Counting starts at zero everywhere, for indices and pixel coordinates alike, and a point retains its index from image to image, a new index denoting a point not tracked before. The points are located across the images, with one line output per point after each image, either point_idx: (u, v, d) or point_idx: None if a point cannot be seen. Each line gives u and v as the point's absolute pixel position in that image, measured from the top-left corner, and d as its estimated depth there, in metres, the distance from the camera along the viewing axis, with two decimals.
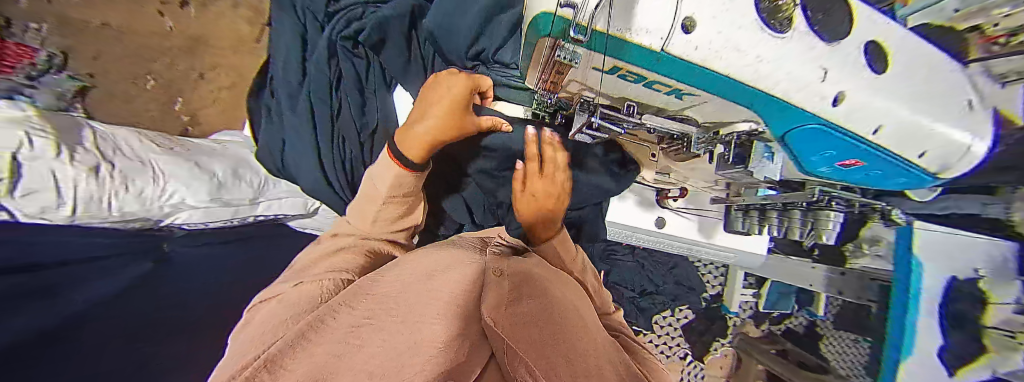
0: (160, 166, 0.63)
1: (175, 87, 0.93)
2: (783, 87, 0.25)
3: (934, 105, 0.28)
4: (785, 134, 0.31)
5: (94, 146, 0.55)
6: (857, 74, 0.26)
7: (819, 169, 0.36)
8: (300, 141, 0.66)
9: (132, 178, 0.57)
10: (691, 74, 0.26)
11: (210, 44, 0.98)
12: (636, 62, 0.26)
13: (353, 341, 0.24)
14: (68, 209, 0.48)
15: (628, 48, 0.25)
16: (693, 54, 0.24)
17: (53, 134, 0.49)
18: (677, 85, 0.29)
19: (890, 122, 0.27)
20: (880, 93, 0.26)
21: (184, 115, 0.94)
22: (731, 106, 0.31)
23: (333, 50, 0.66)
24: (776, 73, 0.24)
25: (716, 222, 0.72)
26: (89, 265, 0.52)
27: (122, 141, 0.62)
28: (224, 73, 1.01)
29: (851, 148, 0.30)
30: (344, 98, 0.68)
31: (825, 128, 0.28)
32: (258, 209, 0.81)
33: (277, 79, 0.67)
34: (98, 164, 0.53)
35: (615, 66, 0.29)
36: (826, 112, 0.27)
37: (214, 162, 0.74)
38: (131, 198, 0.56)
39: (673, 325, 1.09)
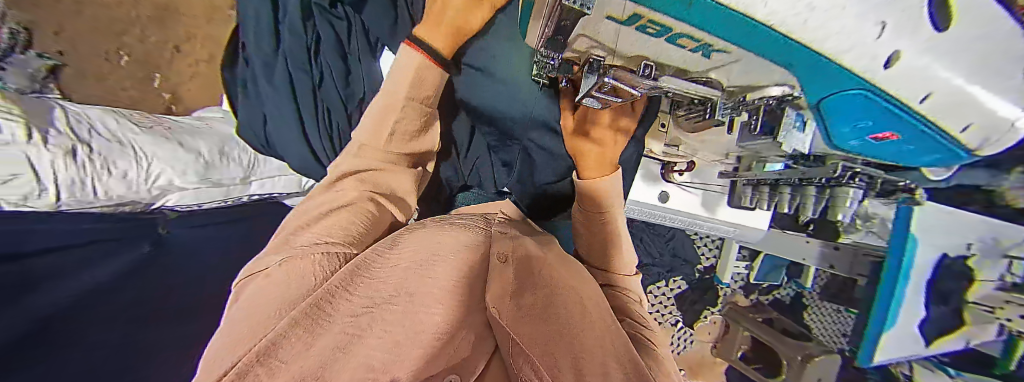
0: (141, 147, 0.61)
1: (152, 61, 0.88)
2: (841, 48, 0.19)
3: (1000, 69, 0.23)
4: (821, 101, 0.26)
5: (68, 127, 0.52)
6: (936, 27, 0.19)
7: (846, 142, 0.33)
8: (282, 117, 0.64)
9: (112, 160, 0.56)
10: (726, 25, 0.18)
11: (182, 12, 0.90)
12: (666, 10, 0.18)
13: (352, 330, 0.23)
14: (54, 193, 0.48)
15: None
16: (742, 2, 0.15)
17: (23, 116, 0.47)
18: (707, 39, 0.21)
19: (942, 88, 0.24)
20: (944, 54, 0.21)
21: (165, 92, 0.90)
22: (768, 67, 0.24)
23: (309, 9, 0.60)
24: (835, 28, 0.18)
25: (721, 196, 0.71)
26: (71, 258, 0.52)
27: (96, 119, 0.59)
28: (201, 45, 0.94)
29: (888, 119, 0.27)
30: (325, 65, 0.63)
31: (866, 94, 0.24)
32: (251, 188, 0.80)
33: (250, 46, 0.61)
34: (75, 147, 0.51)
35: (636, 15, 0.20)
36: (874, 78, 0.22)
37: (199, 141, 0.70)
38: (116, 180, 0.56)
39: (667, 295, 1.12)
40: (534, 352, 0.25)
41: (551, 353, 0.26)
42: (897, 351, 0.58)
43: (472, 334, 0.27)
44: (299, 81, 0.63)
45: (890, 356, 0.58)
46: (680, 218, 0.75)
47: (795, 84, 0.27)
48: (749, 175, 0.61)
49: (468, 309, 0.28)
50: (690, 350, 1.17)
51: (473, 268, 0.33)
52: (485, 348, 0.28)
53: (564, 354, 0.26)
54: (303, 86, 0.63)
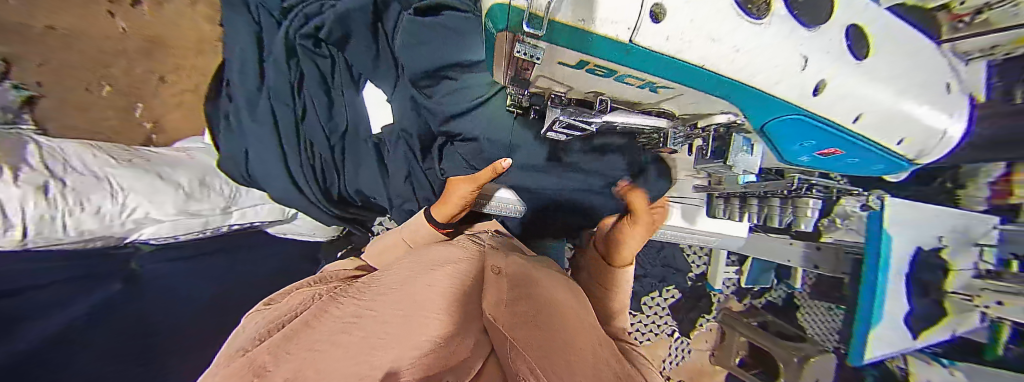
0: (118, 181, 0.59)
1: (134, 92, 0.88)
2: (771, 80, 0.22)
3: (907, 88, 0.27)
4: (762, 129, 0.28)
5: (42, 163, 0.51)
6: (835, 59, 0.23)
7: (797, 159, 0.34)
8: (259, 149, 0.62)
9: (87, 195, 0.54)
10: (663, 66, 0.20)
11: (169, 44, 0.92)
12: (606, 57, 0.20)
13: (356, 332, 0.25)
14: (18, 232, 0.45)
15: (592, 46, 0.18)
16: (666, 46, 0.18)
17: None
18: (651, 79, 0.23)
19: (865, 109, 0.26)
20: (860, 79, 0.25)
21: (147, 122, 0.90)
22: (708, 99, 0.26)
23: (293, 48, 0.62)
24: (758, 65, 0.20)
25: (699, 208, 0.73)
26: (39, 295, 0.49)
27: (74, 155, 0.58)
28: (187, 75, 0.97)
29: (830, 137, 0.28)
30: (308, 98, 0.64)
31: (805, 118, 0.26)
32: (232, 218, 0.78)
33: (233, 81, 0.61)
34: (47, 182, 0.49)
35: (583, 61, 0.22)
36: (807, 103, 0.24)
37: (179, 172, 0.69)
38: (89, 215, 0.53)
39: (661, 305, 1.11)
40: (531, 353, 0.23)
41: (548, 354, 0.25)
42: (886, 346, 0.59)
43: (474, 341, 0.26)
44: (281, 111, 0.63)
45: (882, 351, 0.59)
46: (666, 231, 0.76)
47: (737, 113, 0.29)
48: (722, 188, 0.62)
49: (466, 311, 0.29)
50: (690, 360, 1.16)
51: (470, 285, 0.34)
52: (483, 350, 0.26)
53: (560, 358, 0.25)
54: (286, 119, 0.63)
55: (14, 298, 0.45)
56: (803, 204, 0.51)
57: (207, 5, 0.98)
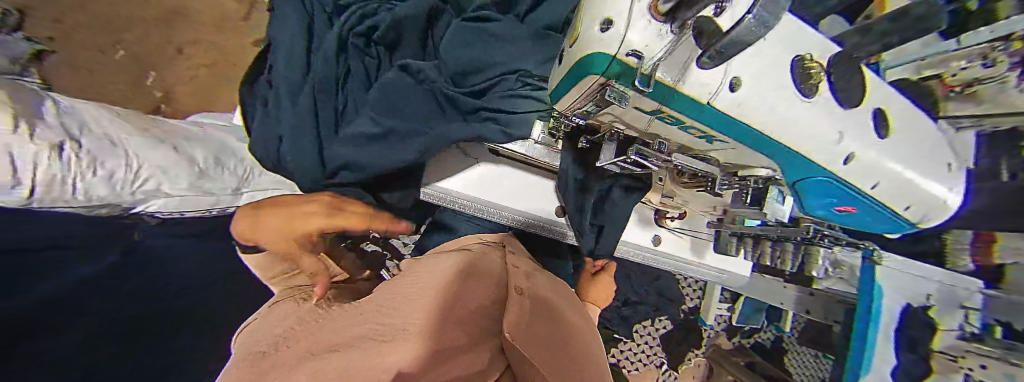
0: (133, 148, 0.59)
1: (151, 63, 1.00)
2: (808, 146, 0.26)
3: (925, 167, 0.31)
4: (794, 184, 0.32)
5: (56, 120, 0.50)
6: (868, 137, 0.27)
7: (814, 212, 0.37)
8: (297, 139, 0.54)
9: (103, 159, 0.52)
10: (719, 122, 0.25)
11: (188, 18, 1.06)
12: (682, 111, 0.26)
13: (369, 339, 0.26)
14: (26, 189, 0.43)
15: (676, 101, 0.25)
16: (734, 109, 0.24)
17: (10, 106, 0.44)
18: (711, 132, 0.28)
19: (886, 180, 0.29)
20: (885, 153, 0.28)
21: (158, 91, 0.99)
22: (754, 156, 0.30)
23: (344, 44, 0.57)
24: (803, 133, 0.25)
25: (708, 242, 0.76)
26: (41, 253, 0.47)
27: (87, 116, 0.57)
28: (206, 50, 1.08)
29: (854, 199, 0.31)
30: (353, 96, 0.59)
31: (836, 183, 0.29)
32: (241, 200, 0.77)
33: (277, 71, 0.55)
34: (63, 141, 0.48)
35: (658, 110, 0.27)
36: (838, 170, 0.27)
37: (195, 147, 0.69)
38: (101, 180, 0.52)
39: (652, 335, 1.11)
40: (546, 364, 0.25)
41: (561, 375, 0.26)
42: None
43: (482, 348, 0.27)
44: (325, 103, 0.56)
45: None
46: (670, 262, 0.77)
47: (774, 169, 0.32)
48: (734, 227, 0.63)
49: (476, 325, 0.30)
50: None
51: (479, 297, 0.36)
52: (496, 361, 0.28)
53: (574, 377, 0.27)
54: (328, 117, 0.56)
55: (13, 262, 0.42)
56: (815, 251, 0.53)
57: None
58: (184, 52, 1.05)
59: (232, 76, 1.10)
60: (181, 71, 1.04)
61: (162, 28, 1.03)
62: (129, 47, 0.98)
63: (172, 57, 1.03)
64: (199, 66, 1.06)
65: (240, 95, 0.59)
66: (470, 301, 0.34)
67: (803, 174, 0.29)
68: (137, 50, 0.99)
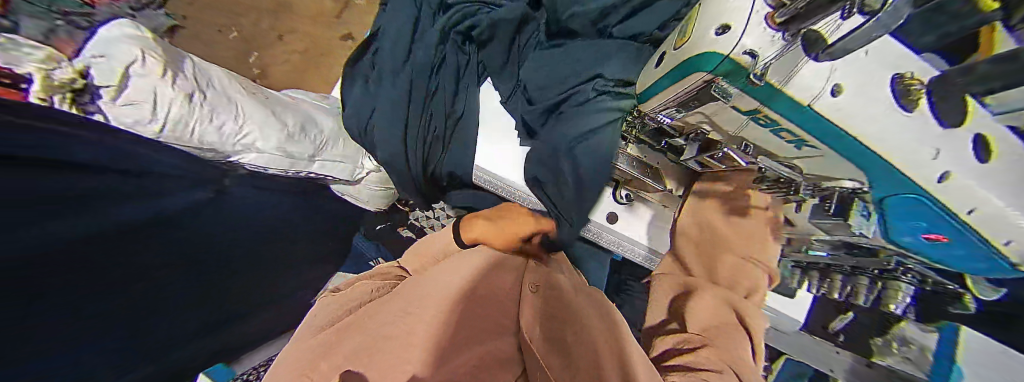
0: (242, 107, 0.68)
1: (255, 43, 1.17)
2: (899, 157, 0.24)
3: None
4: (886, 199, 0.30)
5: (191, 74, 0.60)
6: (967, 156, 0.24)
7: (906, 235, 0.34)
8: (389, 112, 0.64)
9: (217, 111, 0.62)
10: (821, 127, 0.25)
11: (294, 11, 1.22)
12: (784, 112, 0.27)
13: (397, 327, 0.41)
14: (157, 125, 0.53)
15: (778, 101, 0.26)
16: (836, 114, 0.24)
17: (164, 58, 0.56)
18: (805, 135, 0.28)
19: (991, 203, 0.25)
20: (986, 178, 0.25)
21: (256, 69, 1.16)
22: (843, 166, 0.30)
23: (444, 38, 0.66)
24: (900, 145, 0.24)
25: (761, 273, 0.69)
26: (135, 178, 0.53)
27: (213, 76, 0.67)
28: (300, 38, 1.22)
29: (945, 226, 0.29)
30: (440, 82, 0.67)
31: (923, 201, 0.27)
32: (314, 166, 0.84)
33: (384, 53, 0.65)
34: (193, 92, 0.59)
35: (757, 109, 0.29)
36: (929, 187, 0.25)
37: (288, 113, 0.78)
38: (212, 130, 0.61)
39: None
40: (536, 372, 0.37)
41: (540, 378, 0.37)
42: None
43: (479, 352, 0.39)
44: (418, 85, 0.65)
45: None
46: None
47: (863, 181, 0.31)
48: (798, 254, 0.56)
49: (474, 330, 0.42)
50: None
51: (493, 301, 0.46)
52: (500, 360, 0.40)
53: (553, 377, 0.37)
54: (419, 96, 0.66)
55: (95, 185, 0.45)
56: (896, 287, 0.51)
57: None
58: (284, 39, 1.21)
59: (317, 62, 1.23)
60: (277, 53, 1.19)
61: (271, 17, 1.20)
62: (241, 30, 1.16)
63: (273, 41, 1.20)
64: (293, 51, 1.21)
65: (345, 71, 0.68)
66: (479, 307, 0.45)
67: (891, 187, 0.28)
68: (246, 34, 1.17)
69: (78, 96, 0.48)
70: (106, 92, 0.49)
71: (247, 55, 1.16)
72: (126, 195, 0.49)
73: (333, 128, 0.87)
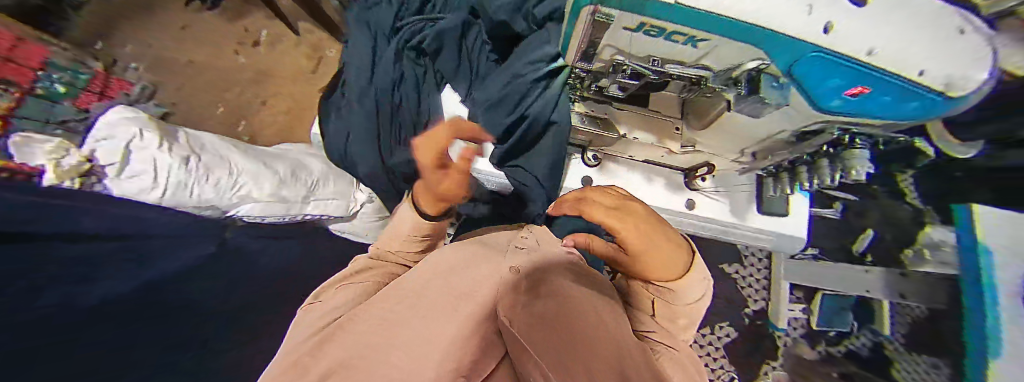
0: (235, 163, 0.72)
1: (239, 112, 1.23)
2: (775, 22, 0.24)
3: (931, 26, 0.24)
4: (790, 68, 0.29)
5: (186, 141, 0.67)
6: (839, 3, 0.24)
7: (830, 104, 0.33)
8: (361, 131, 0.65)
9: (212, 170, 0.66)
10: (707, 22, 0.26)
11: (273, 77, 1.31)
12: (660, 18, 0.27)
13: (383, 332, 0.27)
14: (157, 192, 0.57)
15: (650, 9, 0.26)
16: (702, 3, 0.24)
17: (156, 132, 0.62)
18: (693, 32, 0.29)
19: (882, 40, 0.24)
20: (877, 19, 0.24)
21: (245, 135, 1.20)
22: (745, 49, 0.29)
23: (399, 56, 0.70)
24: (773, 12, 0.24)
25: (750, 198, 0.60)
26: (128, 243, 0.47)
27: (206, 140, 0.74)
28: (282, 99, 1.29)
29: (859, 75, 0.27)
30: (403, 96, 0.69)
31: (824, 56, 0.26)
32: (309, 208, 0.83)
33: (350, 81, 0.69)
34: (188, 156, 0.64)
35: (641, 23, 0.29)
36: (817, 41, 0.25)
37: (278, 162, 0.81)
38: (209, 188, 0.64)
39: (715, 345, 0.94)
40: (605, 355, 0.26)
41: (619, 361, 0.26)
42: None
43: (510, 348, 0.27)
44: (383, 101, 0.67)
45: None
46: (702, 228, 0.63)
47: (763, 57, 0.30)
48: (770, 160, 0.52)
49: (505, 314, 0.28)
50: None
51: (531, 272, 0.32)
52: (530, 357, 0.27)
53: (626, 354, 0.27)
54: (385, 108, 0.67)
55: (69, 251, 0.37)
56: (851, 156, 0.41)
57: (309, 47, 1.38)
58: (268, 102, 1.27)
59: (302, 117, 1.29)
60: (265, 117, 1.25)
61: (252, 86, 1.27)
62: (227, 103, 1.22)
63: (257, 108, 1.26)
64: (279, 113, 1.27)
65: (319, 103, 0.70)
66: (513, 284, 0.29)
67: (789, 55, 0.28)
68: (232, 106, 1.23)
69: (85, 178, 0.52)
70: (111, 170, 0.54)
71: (235, 124, 1.21)
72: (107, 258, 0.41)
73: (322, 168, 0.89)
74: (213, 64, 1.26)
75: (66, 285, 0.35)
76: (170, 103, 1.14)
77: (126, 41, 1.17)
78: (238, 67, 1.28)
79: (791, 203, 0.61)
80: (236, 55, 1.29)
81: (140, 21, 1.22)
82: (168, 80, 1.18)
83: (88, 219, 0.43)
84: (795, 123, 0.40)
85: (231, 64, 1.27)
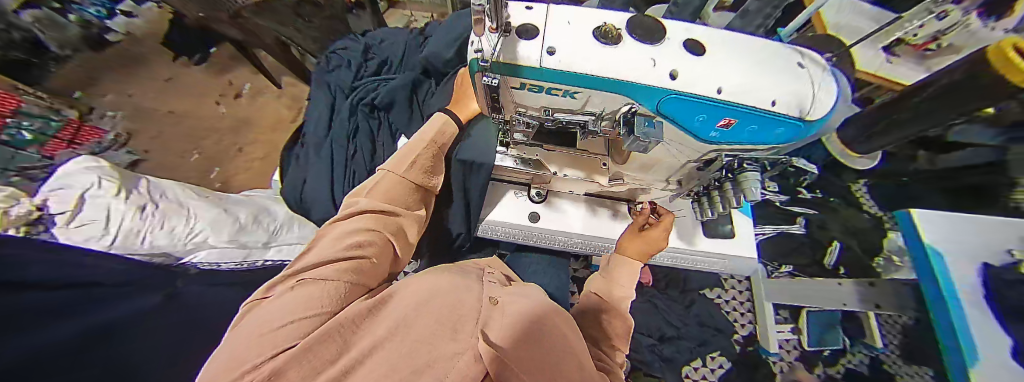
0: (194, 211, 0.69)
1: (216, 159, 1.21)
2: (627, 74, 0.29)
3: (758, 65, 0.30)
4: (661, 111, 0.31)
5: (147, 191, 0.64)
6: (673, 59, 0.29)
7: (709, 137, 0.34)
8: (315, 179, 0.66)
9: (168, 217, 0.63)
10: (571, 79, 0.30)
11: (253, 124, 1.32)
12: (535, 79, 0.31)
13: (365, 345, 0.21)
14: (109, 238, 0.53)
15: (524, 73, 0.31)
16: (561, 66, 0.29)
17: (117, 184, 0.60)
18: (564, 88, 0.32)
19: (723, 82, 0.28)
20: (705, 64, 0.30)
21: (218, 181, 1.17)
22: (613, 99, 0.32)
23: (354, 111, 0.72)
24: (618, 67, 0.29)
25: (695, 223, 0.60)
26: (108, 289, 0.43)
27: (168, 189, 0.69)
28: (259, 147, 1.28)
29: (720, 109, 0.29)
30: (359, 142, 0.69)
31: (682, 96, 0.29)
32: (270, 253, 0.77)
33: (307, 134, 0.71)
34: (145, 204, 0.61)
35: (522, 83, 0.33)
36: (670, 86, 0.28)
37: (240, 208, 0.77)
38: (163, 234, 0.60)
39: (709, 378, 0.88)
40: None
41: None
42: None
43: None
44: (338, 150, 0.68)
45: None
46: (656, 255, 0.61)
47: (633, 103, 0.32)
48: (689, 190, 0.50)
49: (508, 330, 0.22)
50: None
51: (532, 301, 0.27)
52: None
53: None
54: (339, 156, 0.67)
55: (54, 297, 0.35)
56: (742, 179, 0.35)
57: (290, 98, 1.39)
58: (245, 150, 1.26)
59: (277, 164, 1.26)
60: (240, 164, 1.23)
61: (231, 135, 1.27)
62: (203, 150, 1.21)
63: (234, 155, 1.24)
64: (254, 159, 1.25)
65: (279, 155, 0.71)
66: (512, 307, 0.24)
67: (654, 99, 0.30)
68: (209, 153, 1.22)
69: (30, 227, 0.46)
70: (60, 218, 0.50)
71: (208, 172, 1.17)
72: (88, 300, 0.39)
73: (288, 213, 0.86)
74: (191, 112, 1.26)
75: (58, 320, 0.33)
76: (143, 151, 1.13)
77: (106, 91, 1.18)
78: (218, 116, 1.28)
79: (734, 222, 0.61)
80: (217, 105, 1.30)
81: (125, 73, 1.24)
82: (144, 128, 1.17)
83: (74, 259, 0.41)
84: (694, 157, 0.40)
85: (211, 112, 1.28)
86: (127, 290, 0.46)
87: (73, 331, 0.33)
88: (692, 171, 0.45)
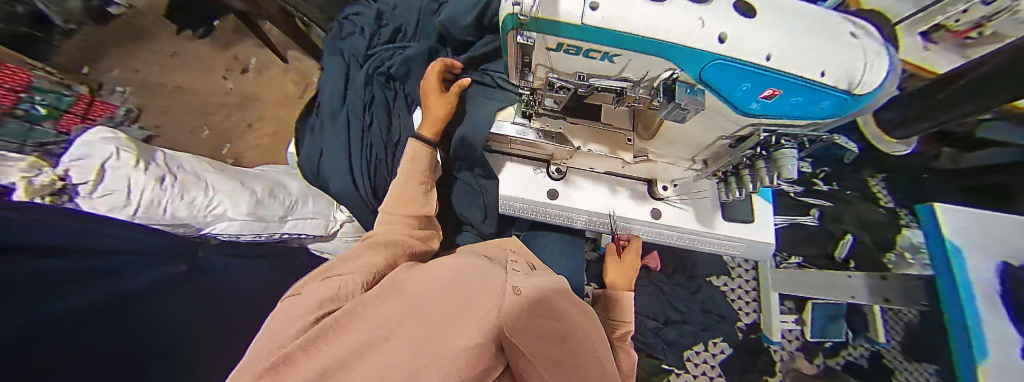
0: (212, 180, 0.70)
1: (226, 135, 1.22)
2: (672, 34, 0.28)
3: (811, 33, 0.29)
4: (702, 77, 0.31)
5: (164, 161, 0.64)
6: (725, 18, 0.28)
7: (749, 108, 0.33)
8: (332, 150, 0.67)
9: (189, 185, 0.64)
10: (612, 37, 0.29)
11: (260, 100, 1.31)
12: (573, 37, 0.31)
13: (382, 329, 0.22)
14: (131, 208, 0.54)
15: (562, 31, 0.30)
16: (603, 23, 0.28)
17: (137, 152, 0.60)
18: (602, 48, 0.32)
19: (773, 47, 0.27)
20: (757, 26, 0.28)
21: (230, 157, 1.18)
22: (654, 63, 0.32)
23: (369, 81, 0.71)
24: (664, 25, 0.28)
25: (714, 208, 0.60)
26: (134, 257, 0.45)
27: (185, 162, 0.70)
28: (268, 123, 1.28)
29: (763, 77, 0.29)
30: (375, 112, 0.69)
31: (727, 60, 0.28)
32: (286, 227, 0.78)
33: (323, 103, 0.71)
34: (164, 174, 0.61)
35: (559, 43, 0.33)
36: (716, 49, 0.28)
37: (256, 182, 0.78)
38: (184, 202, 0.61)
39: (710, 362, 0.91)
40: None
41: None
42: None
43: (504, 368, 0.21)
44: (354, 121, 0.68)
45: None
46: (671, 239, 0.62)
47: (675, 67, 0.31)
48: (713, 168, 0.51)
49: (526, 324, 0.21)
50: None
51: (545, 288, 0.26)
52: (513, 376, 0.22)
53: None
54: (356, 127, 0.68)
55: (82, 262, 0.36)
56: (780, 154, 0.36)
57: (296, 74, 1.37)
58: (254, 126, 1.26)
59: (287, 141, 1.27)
60: (250, 140, 1.24)
61: (240, 111, 1.27)
62: (212, 126, 1.21)
63: (244, 130, 1.24)
64: (263, 136, 1.25)
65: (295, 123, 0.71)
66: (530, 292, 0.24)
67: (696, 63, 0.30)
68: (219, 129, 1.22)
69: (56, 197, 0.48)
70: (83, 189, 0.50)
71: (219, 148, 1.18)
72: (113, 266, 0.40)
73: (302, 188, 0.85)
74: (199, 88, 1.25)
75: (85, 285, 0.34)
76: (154, 127, 1.13)
77: (112, 66, 1.17)
78: (226, 92, 1.28)
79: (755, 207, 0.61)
80: (224, 80, 1.30)
81: (132, 47, 1.23)
82: (152, 103, 1.17)
83: (95, 226, 0.42)
84: (727, 131, 0.40)
85: (219, 88, 1.28)
86: (149, 258, 0.47)
87: (96, 295, 0.34)
88: (720, 147, 0.45)
